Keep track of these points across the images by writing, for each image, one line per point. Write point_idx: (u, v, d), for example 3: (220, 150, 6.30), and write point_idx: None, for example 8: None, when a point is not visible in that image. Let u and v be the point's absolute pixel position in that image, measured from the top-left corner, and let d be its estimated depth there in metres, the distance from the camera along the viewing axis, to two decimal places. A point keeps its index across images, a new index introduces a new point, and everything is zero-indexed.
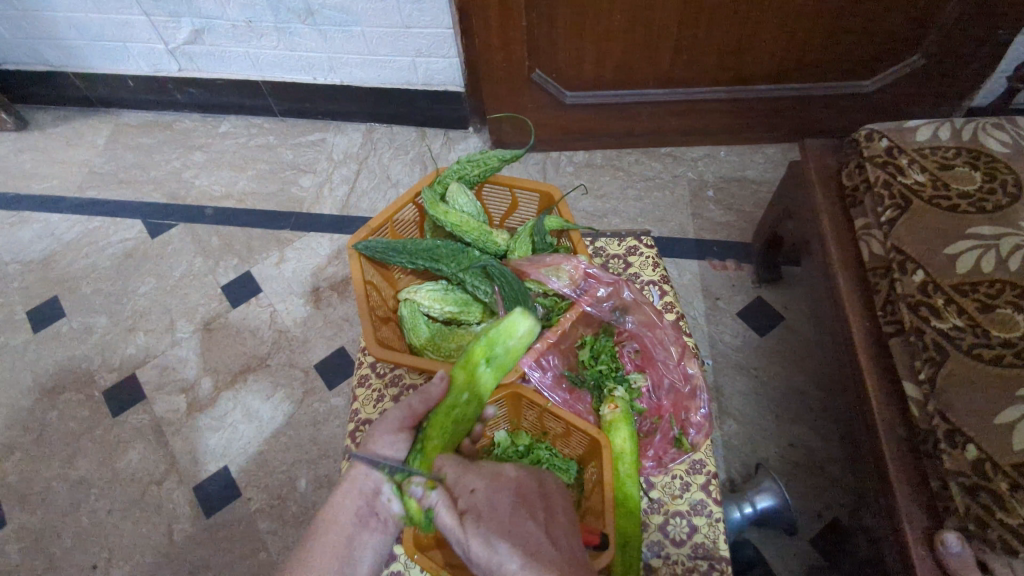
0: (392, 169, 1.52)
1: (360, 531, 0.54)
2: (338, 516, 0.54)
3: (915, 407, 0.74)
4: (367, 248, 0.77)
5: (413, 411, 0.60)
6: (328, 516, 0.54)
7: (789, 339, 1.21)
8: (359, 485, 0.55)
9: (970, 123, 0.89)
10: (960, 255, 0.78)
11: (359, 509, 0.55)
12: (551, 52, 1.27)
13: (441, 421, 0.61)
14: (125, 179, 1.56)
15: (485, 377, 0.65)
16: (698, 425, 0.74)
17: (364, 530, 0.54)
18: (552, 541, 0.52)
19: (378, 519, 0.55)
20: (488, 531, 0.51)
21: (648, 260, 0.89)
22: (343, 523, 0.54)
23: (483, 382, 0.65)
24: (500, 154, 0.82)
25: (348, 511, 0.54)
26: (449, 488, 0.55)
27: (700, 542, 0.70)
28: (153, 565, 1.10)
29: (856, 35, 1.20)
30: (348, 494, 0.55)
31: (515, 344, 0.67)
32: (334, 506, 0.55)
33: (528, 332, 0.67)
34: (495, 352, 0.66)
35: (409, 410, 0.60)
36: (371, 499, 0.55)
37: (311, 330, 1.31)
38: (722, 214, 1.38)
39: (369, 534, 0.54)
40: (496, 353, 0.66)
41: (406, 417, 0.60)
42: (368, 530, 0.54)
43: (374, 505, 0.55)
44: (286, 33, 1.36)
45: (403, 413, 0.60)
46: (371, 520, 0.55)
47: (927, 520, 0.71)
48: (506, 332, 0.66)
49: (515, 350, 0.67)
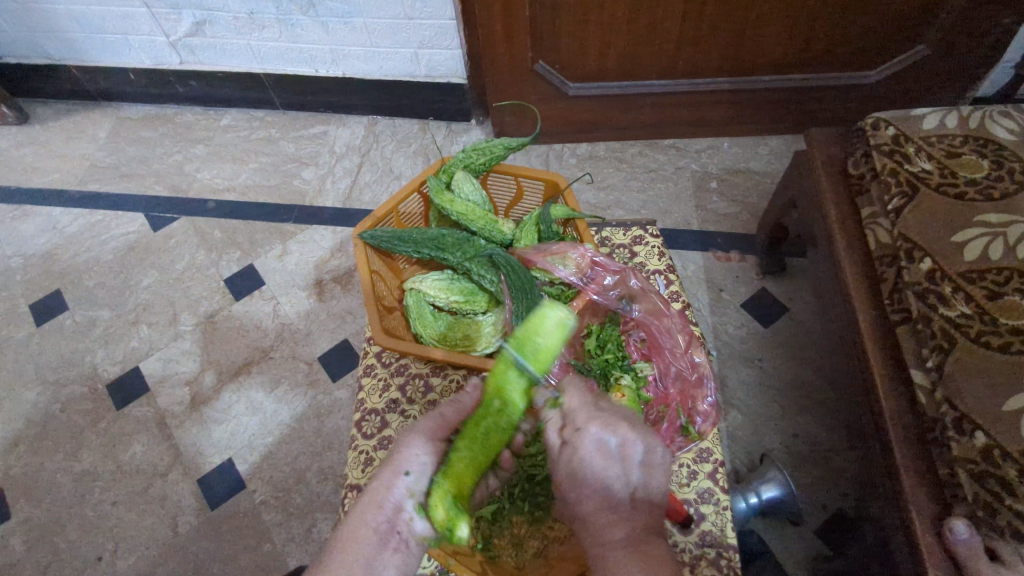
0: (394, 161, 1.52)
1: (379, 550, 0.55)
2: (357, 533, 0.55)
3: (923, 394, 0.73)
4: (372, 238, 0.77)
5: (443, 419, 0.60)
6: (353, 526, 0.55)
7: (793, 331, 1.20)
8: (380, 501, 0.56)
9: (976, 110, 0.88)
10: (967, 243, 0.78)
11: (379, 525, 0.55)
12: (554, 43, 1.26)
13: (470, 434, 0.58)
14: (127, 172, 1.55)
15: (513, 384, 0.57)
16: (705, 414, 0.74)
17: (385, 548, 0.55)
18: (636, 491, 0.57)
19: (400, 536, 0.56)
20: (586, 467, 0.56)
21: (653, 249, 0.88)
22: (363, 540, 0.54)
23: (510, 391, 0.57)
24: (505, 143, 0.83)
25: (368, 527, 0.55)
26: (568, 413, 0.58)
27: (707, 529, 0.70)
28: (158, 557, 1.10)
29: (860, 24, 1.19)
30: (370, 508, 0.56)
31: (542, 344, 0.57)
32: (357, 520, 0.55)
33: (555, 328, 0.57)
34: (522, 354, 0.57)
35: (438, 421, 0.60)
36: (392, 514, 0.56)
37: (314, 323, 1.30)
38: (725, 206, 1.38)
39: (388, 553, 0.55)
40: (523, 356, 0.57)
41: (435, 428, 0.59)
42: (388, 548, 0.55)
43: (393, 521, 0.56)
44: (288, 25, 1.35)
45: (435, 420, 0.60)
46: (391, 538, 0.55)
47: (934, 507, 0.71)
48: (533, 331, 0.57)
49: (546, 349, 0.57)
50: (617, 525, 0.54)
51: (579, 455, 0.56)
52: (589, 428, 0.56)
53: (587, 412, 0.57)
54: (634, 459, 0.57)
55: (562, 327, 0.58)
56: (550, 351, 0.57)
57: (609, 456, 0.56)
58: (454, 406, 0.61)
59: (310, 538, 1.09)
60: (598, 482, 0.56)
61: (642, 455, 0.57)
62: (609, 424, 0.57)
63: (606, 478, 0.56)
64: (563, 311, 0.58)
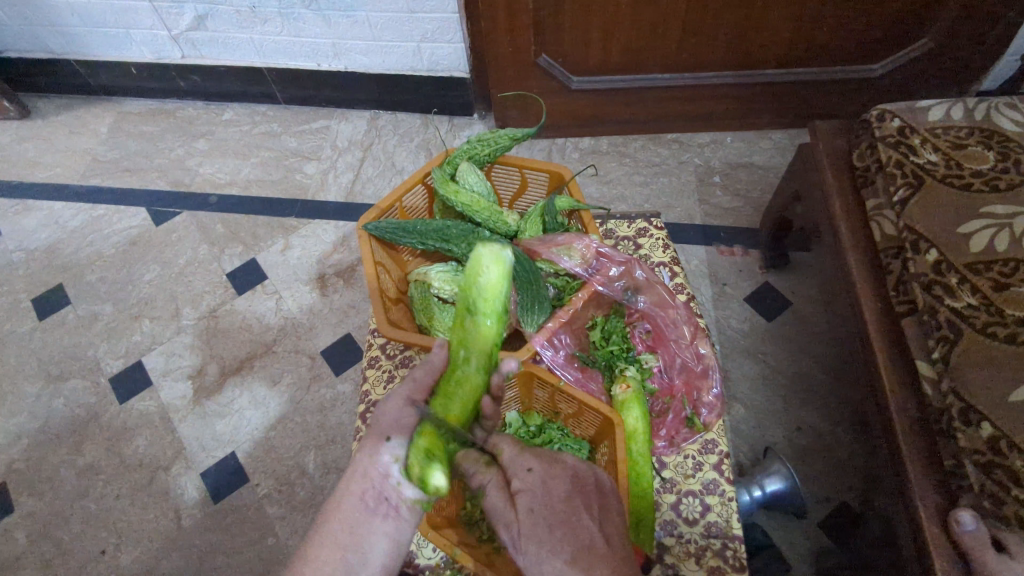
0: (396, 156, 1.51)
1: (369, 519, 0.54)
2: (347, 502, 0.54)
3: (928, 385, 0.73)
4: (376, 229, 0.77)
5: (417, 382, 0.60)
6: (342, 492, 0.54)
7: (796, 325, 1.20)
8: (364, 471, 0.54)
9: (982, 102, 0.88)
10: (973, 233, 0.77)
11: (367, 493, 0.54)
12: (557, 36, 1.26)
13: (446, 400, 0.60)
14: (129, 167, 1.55)
15: (478, 325, 0.63)
16: (711, 405, 0.75)
17: (375, 517, 0.54)
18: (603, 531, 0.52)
19: (389, 504, 0.54)
20: (540, 509, 0.53)
21: (658, 242, 0.88)
22: (353, 507, 0.54)
23: (478, 333, 0.63)
24: (510, 134, 0.82)
25: (356, 495, 0.54)
26: (508, 465, 0.58)
27: (713, 521, 0.69)
28: (161, 550, 1.10)
29: (865, 18, 1.19)
30: (356, 480, 0.55)
31: (488, 280, 0.63)
32: (344, 490, 0.55)
33: (496, 261, 0.63)
34: (474, 294, 0.63)
35: (412, 384, 0.60)
36: (380, 482, 0.54)
37: (316, 317, 1.30)
38: (728, 200, 1.38)
39: (379, 520, 0.54)
40: (476, 303, 0.63)
41: (413, 390, 0.59)
42: (377, 517, 0.54)
43: (382, 488, 0.54)
44: (290, 18, 1.35)
45: (411, 383, 0.60)
46: (380, 505, 0.54)
47: (941, 498, 0.71)
48: (476, 274, 0.63)
49: (497, 280, 0.63)
50: (595, 561, 0.50)
51: (529, 494, 0.55)
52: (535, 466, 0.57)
53: (528, 453, 0.59)
54: (591, 487, 0.56)
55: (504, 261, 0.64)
56: (499, 286, 0.63)
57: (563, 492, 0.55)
58: (426, 368, 0.62)
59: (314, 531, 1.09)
60: (560, 522, 0.52)
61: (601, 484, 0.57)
62: (556, 461, 0.58)
63: (568, 518, 0.53)
64: (495, 245, 0.64)
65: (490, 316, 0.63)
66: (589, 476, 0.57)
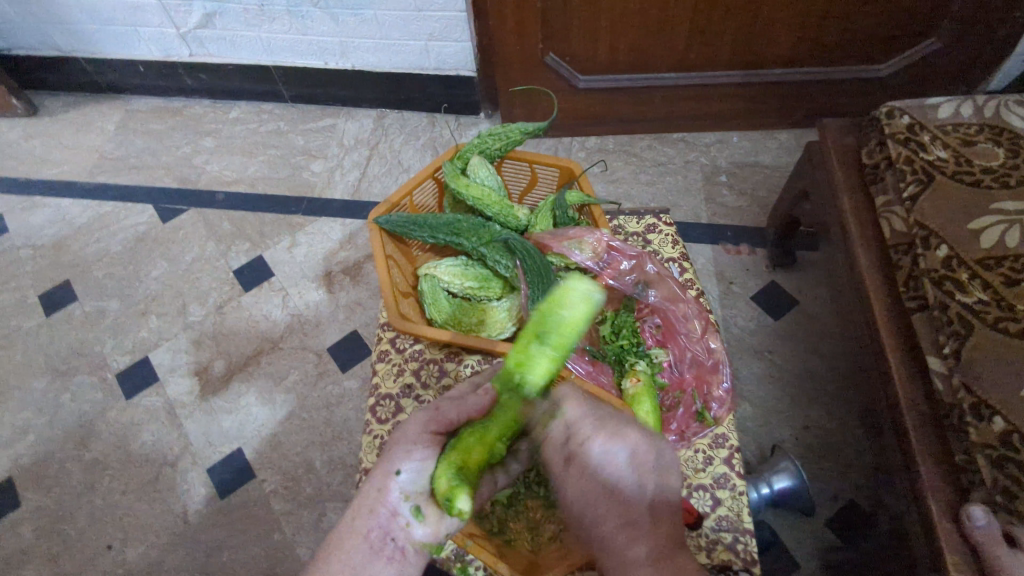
0: (402, 154, 1.52)
1: (372, 558, 0.53)
2: (348, 539, 0.53)
3: (940, 380, 0.73)
4: (388, 222, 0.77)
5: (440, 412, 0.58)
6: (344, 532, 0.54)
7: (804, 323, 1.20)
8: (370, 506, 0.54)
9: (992, 99, 0.88)
10: (984, 230, 0.78)
11: (371, 532, 0.53)
12: (565, 35, 1.26)
13: (494, 428, 0.53)
14: (136, 164, 1.55)
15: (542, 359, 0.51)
16: (721, 400, 0.74)
17: (378, 559, 0.53)
18: (653, 502, 0.56)
19: (394, 544, 0.53)
20: (596, 481, 0.56)
21: (667, 237, 0.88)
22: (356, 546, 0.53)
23: (537, 374, 0.51)
24: (521, 128, 0.82)
25: (360, 534, 0.53)
26: (573, 426, 0.57)
27: (724, 514, 0.69)
28: (167, 545, 1.10)
29: (873, 18, 1.19)
30: (361, 515, 0.54)
31: (569, 317, 0.52)
32: (347, 526, 0.54)
33: (585, 299, 0.52)
34: (547, 327, 0.52)
35: (435, 413, 0.57)
36: (387, 520, 0.54)
37: (323, 314, 1.30)
38: (735, 200, 1.38)
39: (383, 562, 0.53)
40: (547, 331, 0.52)
41: (430, 421, 0.57)
42: (381, 558, 0.53)
43: (389, 527, 0.54)
44: (299, 16, 1.35)
45: (431, 412, 0.58)
46: (385, 546, 0.53)
47: (951, 494, 0.70)
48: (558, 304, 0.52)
49: (574, 322, 0.52)
50: (638, 540, 0.54)
51: (590, 468, 0.56)
52: (597, 441, 0.56)
53: (595, 422, 0.57)
54: (649, 463, 0.57)
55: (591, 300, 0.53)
56: (580, 324, 0.52)
57: (618, 467, 0.56)
58: (456, 403, 0.58)
59: (320, 527, 1.09)
60: (614, 498, 0.56)
61: (656, 461, 0.57)
62: (620, 432, 0.57)
63: (618, 489, 0.56)
64: (591, 285, 0.53)
65: (560, 361, 0.52)
66: (649, 454, 0.57)
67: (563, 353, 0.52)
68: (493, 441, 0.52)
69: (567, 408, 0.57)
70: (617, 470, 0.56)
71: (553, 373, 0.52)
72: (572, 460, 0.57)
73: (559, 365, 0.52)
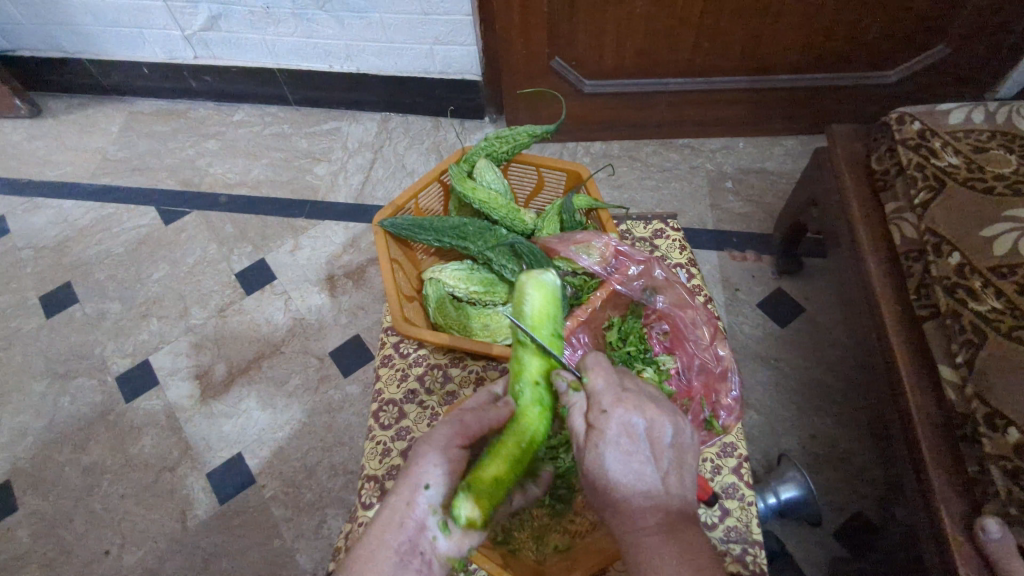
0: (406, 158, 1.51)
1: (401, 572, 0.50)
2: (375, 554, 0.50)
3: (951, 390, 0.72)
4: (392, 225, 0.76)
5: (466, 424, 0.56)
6: (371, 546, 0.51)
7: (810, 331, 1.19)
8: (399, 519, 0.52)
9: (1003, 106, 0.87)
10: (997, 237, 0.76)
11: (400, 546, 0.51)
12: (572, 39, 1.25)
13: (508, 438, 0.57)
14: (139, 166, 1.55)
15: (529, 353, 0.62)
16: (729, 409, 0.72)
17: (406, 572, 0.50)
18: (668, 479, 0.52)
19: (422, 557, 0.51)
20: (611, 455, 0.52)
21: (675, 243, 0.88)
22: (385, 561, 0.50)
23: (530, 368, 0.61)
24: (529, 131, 0.82)
25: (388, 548, 0.51)
26: (594, 395, 0.55)
27: (733, 525, 0.68)
28: (165, 551, 1.09)
29: (881, 24, 1.18)
30: (388, 528, 0.51)
31: (532, 307, 0.63)
32: (373, 540, 0.51)
33: (537, 286, 0.63)
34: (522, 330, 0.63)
35: (460, 426, 0.56)
36: (415, 534, 0.51)
37: (325, 318, 1.29)
38: (740, 206, 1.37)
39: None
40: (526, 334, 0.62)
41: (456, 435, 0.55)
42: (410, 570, 0.51)
43: (416, 541, 0.51)
44: (304, 19, 1.35)
45: (457, 425, 0.56)
46: (414, 559, 0.51)
47: (964, 505, 0.69)
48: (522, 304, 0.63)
49: (541, 311, 0.63)
50: (650, 511, 0.51)
51: (605, 439, 0.52)
52: (616, 410, 0.52)
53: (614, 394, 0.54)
54: (667, 440, 0.53)
55: (553, 293, 0.64)
56: (544, 315, 0.63)
57: (636, 442, 0.52)
58: (480, 415, 0.57)
59: (320, 534, 1.08)
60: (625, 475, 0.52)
61: (672, 437, 0.53)
62: (638, 404, 0.53)
63: (634, 465, 0.52)
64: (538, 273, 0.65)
65: (545, 351, 0.61)
66: (666, 430, 0.53)
67: (543, 342, 0.62)
68: (512, 451, 0.56)
69: (590, 376, 0.56)
70: (634, 446, 0.52)
71: (546, 372, 0.61)
72: (590, 432, 0.54)
73: (547, 356, 0.62)
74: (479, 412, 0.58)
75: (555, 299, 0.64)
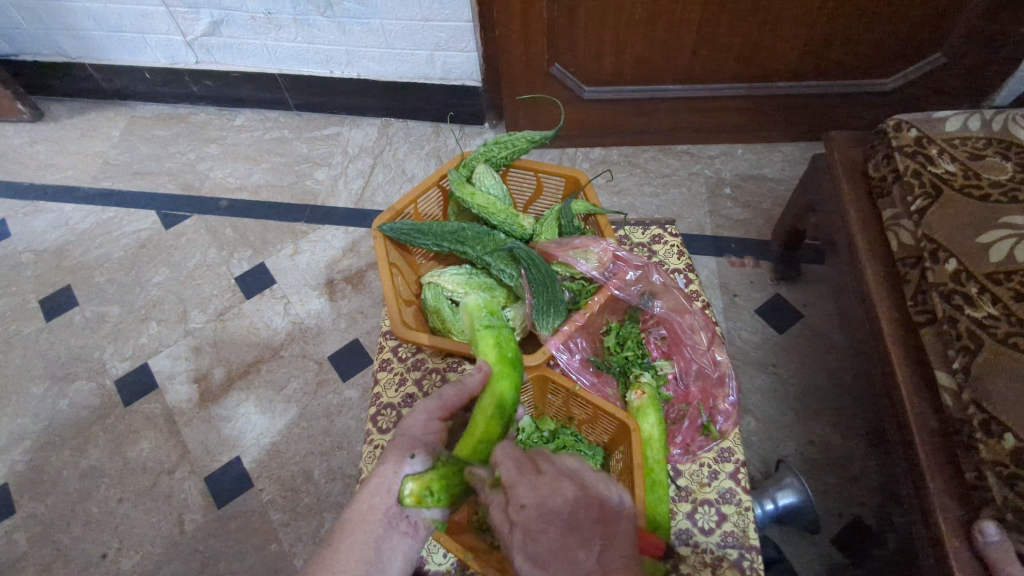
0: (407, 163, 1.52)
1: (388, 533, 0.53)
2: (366, 516, 0.53)
3: (949, 397, 0.72)
4: (391, 230, 0.76)
5: (444, 402, 0.59)
6: (361, 510, 0.53)
7: (808, 337, 1.19)
8: (387, 485, 0.54)
9: (1000, 113, 0.88)
10: (993, 244, 0.77)
11: (388, 509, 0.53)
12: (570, 45, 1.26)
13: (477, 415, 0.60)
14: (139, 170, 1.55)
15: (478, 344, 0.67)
16: (726, 413, 0.73)
17: (394, 534, 0.53)
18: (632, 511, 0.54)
19: (409, 520, 0.53)
20: (572, 485, 0.54)
21: (673, 248, 0.88)
22: (372, 523, 0.53)
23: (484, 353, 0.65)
24: (527, 137, 0.82)
25: (377, 511, 0.53)
26: (539, 455, 0.59)
27: (730, 530, 0.67)
28: (163, 555, 1.09)
29: (878, 32, 1.19)
30: (378, 493, 0.53)
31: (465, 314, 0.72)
32: (365, 502, 0.53)
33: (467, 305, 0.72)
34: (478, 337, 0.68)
35: (439, 399, 0.59)
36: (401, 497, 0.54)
37: (325, 323, 1.29)
38: (739, 212, 1.37)
39: (398, 537, 0.53)
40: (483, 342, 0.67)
41: (434, 407, 0.59)
42: (396, 533, 0.53)
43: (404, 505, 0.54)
44: (305, 25, 1.36)
45: (434, 401, 0.59)
46: (400, 523, 0.53)
47: (962, 511, 0.69)
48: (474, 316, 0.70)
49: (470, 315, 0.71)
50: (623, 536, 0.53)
51: (561, 479, 0.55)
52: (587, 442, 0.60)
53: (558, 455, 0.59)
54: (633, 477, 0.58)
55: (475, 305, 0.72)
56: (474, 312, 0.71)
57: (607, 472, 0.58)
58: (457, 386, 0.60)
59: (317, 538, 1.08)
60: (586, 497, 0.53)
61: (612, 486, 0.57)
62: (577, 460, 0.59)
63: (594, 496, 0.54)
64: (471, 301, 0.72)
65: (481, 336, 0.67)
66: (607, 480, 0.57)
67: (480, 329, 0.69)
68: (475, 425, 0.59)
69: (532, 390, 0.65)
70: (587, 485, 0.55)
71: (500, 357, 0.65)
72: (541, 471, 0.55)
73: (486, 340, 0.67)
74: (457, 386, 0.61)
75: (482, 304, 0.71)
